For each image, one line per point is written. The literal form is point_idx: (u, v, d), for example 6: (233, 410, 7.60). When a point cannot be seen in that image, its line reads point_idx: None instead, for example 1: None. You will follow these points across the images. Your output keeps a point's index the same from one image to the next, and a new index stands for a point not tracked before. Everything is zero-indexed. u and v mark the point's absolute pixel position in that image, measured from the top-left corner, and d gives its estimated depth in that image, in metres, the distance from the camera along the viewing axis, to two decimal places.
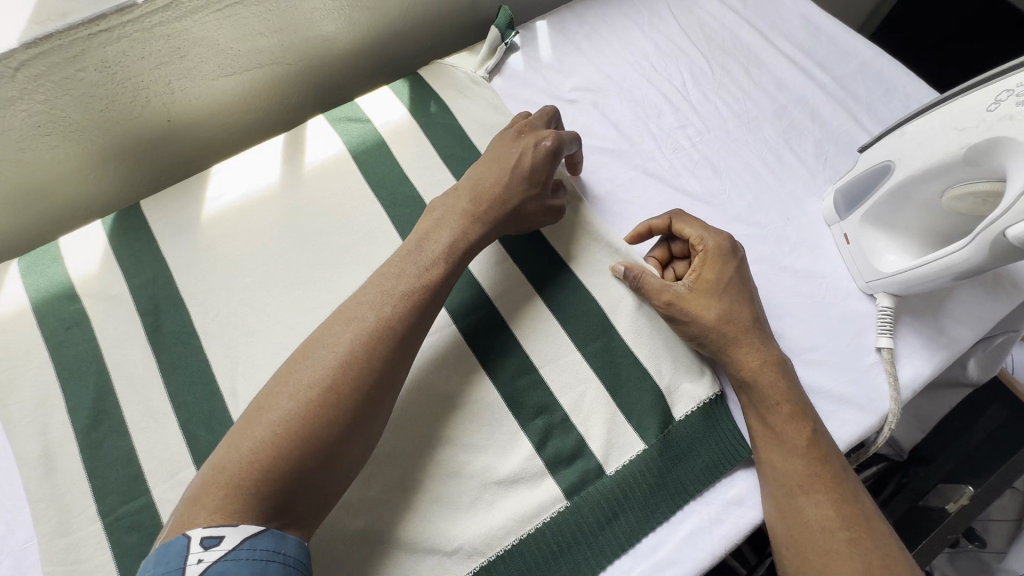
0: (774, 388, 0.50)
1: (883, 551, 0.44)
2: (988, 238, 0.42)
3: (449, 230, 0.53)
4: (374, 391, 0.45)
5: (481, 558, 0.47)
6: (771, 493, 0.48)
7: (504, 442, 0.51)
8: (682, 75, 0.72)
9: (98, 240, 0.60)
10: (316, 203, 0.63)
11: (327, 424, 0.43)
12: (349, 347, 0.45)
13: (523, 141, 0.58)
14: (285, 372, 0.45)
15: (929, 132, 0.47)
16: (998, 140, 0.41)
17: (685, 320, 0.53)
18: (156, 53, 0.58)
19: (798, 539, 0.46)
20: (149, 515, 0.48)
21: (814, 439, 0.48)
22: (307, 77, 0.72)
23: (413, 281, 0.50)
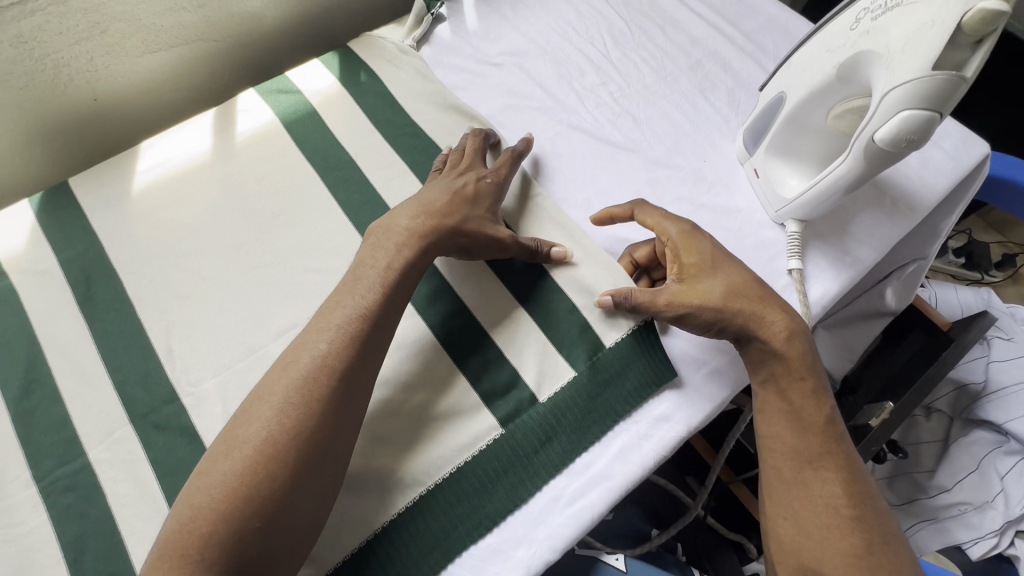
0: (800, 365, 0.51)
1: (882, 529, 0.48)
2: (863, 145, 0.45)
3: (388, 251, 0.52)
4: (316, 435, 0.44)
5: (420, 488, 0.49)
6: (779, 466, 0.51)
7: (440, 379, 0.53)
8: (603, 38, 0.76)
9: (25, 218, 0.60)
10: (248, 172, 0.64)
11: (270, 478, 0.42)
12: (285, 397, 0.44)
13: (467, 175, 0.58)
14: (228, 431, 0.45)
15: (810, 59, 0.51)
16: (860, 54, 0.45)
17: (695, 313, 0.51)
18: (74, 28, 0.58)
19: (798, 510, 0.49)
20: (85, 475, 0.49)
21: (827, 419, 0.51)
22: (236, 54, 0.73)
23: (351, 319, 0.48)
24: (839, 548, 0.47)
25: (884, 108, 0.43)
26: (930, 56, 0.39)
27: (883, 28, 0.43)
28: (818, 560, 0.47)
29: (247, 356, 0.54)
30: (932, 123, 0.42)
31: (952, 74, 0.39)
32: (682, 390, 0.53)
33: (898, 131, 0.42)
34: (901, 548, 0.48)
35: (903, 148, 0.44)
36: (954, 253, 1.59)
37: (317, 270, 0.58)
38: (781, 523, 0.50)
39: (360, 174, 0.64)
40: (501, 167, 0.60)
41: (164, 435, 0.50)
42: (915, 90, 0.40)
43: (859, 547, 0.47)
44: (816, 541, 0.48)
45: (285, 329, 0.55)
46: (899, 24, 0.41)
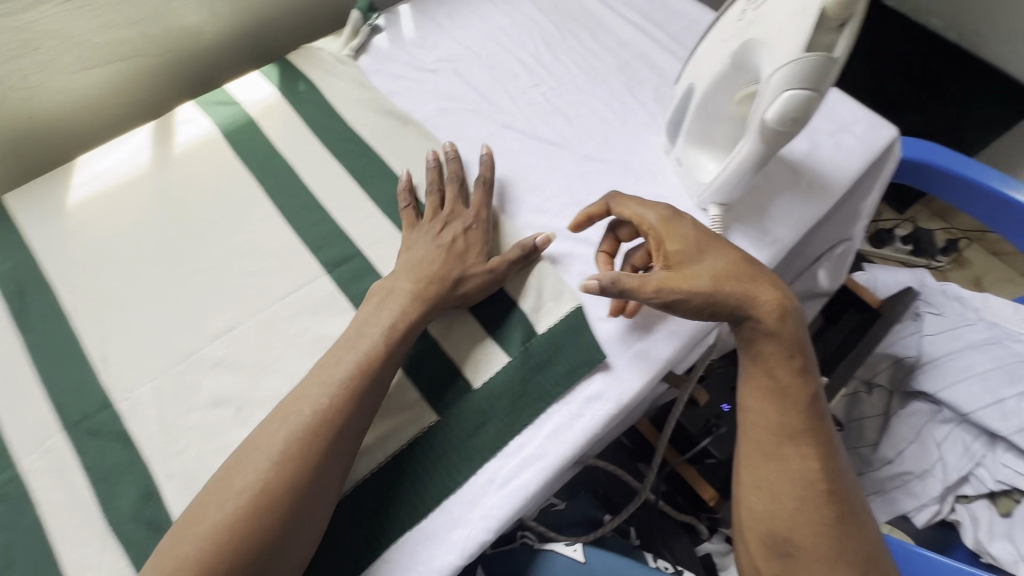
0: (788, 344, 0.50)
1: (851, 504, 0.49)
2: (759, 126, 0.48)
3: (390, 313, 0.53)
4: (308, 488, 0.45)
5: (356, 477, 0.50)
6: (759, 441, 0.51)
7: None
8: (535, 42, 0.79)
9: None
10: (187, 181, 0.65)
11: (258, 529, 0.43)
12: (282, 447, 0.46)
13: (452, 226, 0.60)
14: (220, 478, 0.46)
15: (711, 50, 0.55)
16: (747, 42, 0.49)
17: (689, 295, 0.49)
18: (5, 46, 0.59)
19: (775, 484, 0.49)
20: (16, 485, 0.48)
21: (812, 399, 0.50)
22: (176, 68, 0.74)
23: (350, 373, 0.49)
24: (810, 518, 0.48)
25: (771, 90, 0.46)
26: (800, 37, 0.43)
27: (763, 16, 0.47)
28: (788, 531, 0.48)
29: (183, 359, 0.54)
30: (811, 101, 0.45)
31: (822, 54, 0.43)
32: (612, 371, 0.55)
33: (784, 108, 0.46)
34: (866, 520, 0.50)
35: (791, 125, 0.47)
36: (902, 240, 1.65)
37: (255, 273, 0.59)
38: (755, 493, 0.50)
39: (297, 179, 0.66)
40: (478, 201, 0.62)
41: (98, 440, 0.50)
42: (792, 68, 0.44)
43: (829, 518, 0.48)
44: (788, 512, 0.48)
45: (222, 331, 0.56)
46: (776, 14, 0.46)
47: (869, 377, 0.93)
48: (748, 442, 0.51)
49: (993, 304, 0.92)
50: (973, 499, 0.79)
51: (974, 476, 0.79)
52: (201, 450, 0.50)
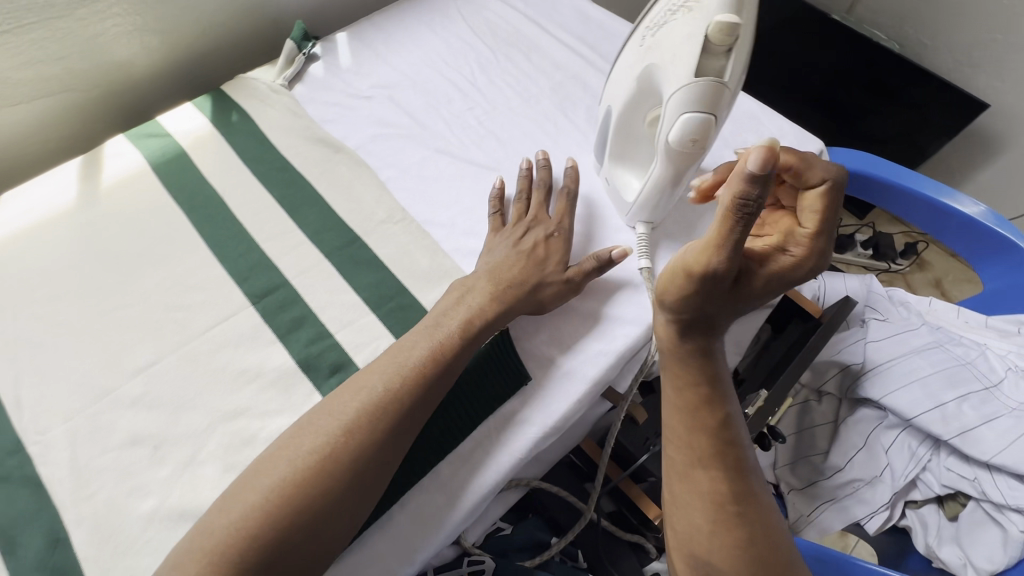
0: (690, 370, 0.51)
1: (765, 525, 0.48)
2: (664, 149, 0.49)
3: (467, 309, 0.55)
4: (373, 456, 0.47)
5: None
6: (673, 461, 0.52)
7: (299, 403, 0.54)
8: (471, 67, 0.80)
9: None
10: (114, 214, 0.64)
11: (315, 490, 0.45)
12: (354, 416, 0.48)
13: (534, 232, 0.61)
14: (289, 438, 0.48)
15: (622, 72, 0.56)
16: (649, 66, 0.50)
17: (711, 289, 0.45)
18: None
19: (687, 503, 0.50)
20: None
21: (722, 422, 0.50)
22: (106, 102, 0.74)
23: (426, 352, 0.52)
24: (722, 540, 0.47)
25: (670, 114, 0.47)
26: (690, 65, 0.45)
27: (658, 45, 0.49)
28: (701, 551, 0.48)
29: (100, 398, 0.53)
30: (709, 124, 0.46)
31: (713, 79, 0.45)
32: (538, 395, 0.55)
33: (684, 130, 0.47)
34: (783, 539, 0.48)
35: (694, 147, 0.48)
36: (862, 245, 1.69)
37: (178, 306, 0.59)
38: (674, 512, 0.51)
39: (227, 210, 0.65)
40: (562, 210, 0.63)
41: (6, 486, 0.49)
42: (688, 94, 0.45)
43: (742, 539, 0.47)
44: (701, 532, 0.48)
45: (142, 367, 0.55)
46: (669, 39, 0.47)
47: (818, 385, 0.93)
48: (667, 462, 0.53)
49: (938, 308, 0.96)
50: (921, 505, 0.81)
51: (921, 481, 0.80)
52: (113, 492, 0.49)
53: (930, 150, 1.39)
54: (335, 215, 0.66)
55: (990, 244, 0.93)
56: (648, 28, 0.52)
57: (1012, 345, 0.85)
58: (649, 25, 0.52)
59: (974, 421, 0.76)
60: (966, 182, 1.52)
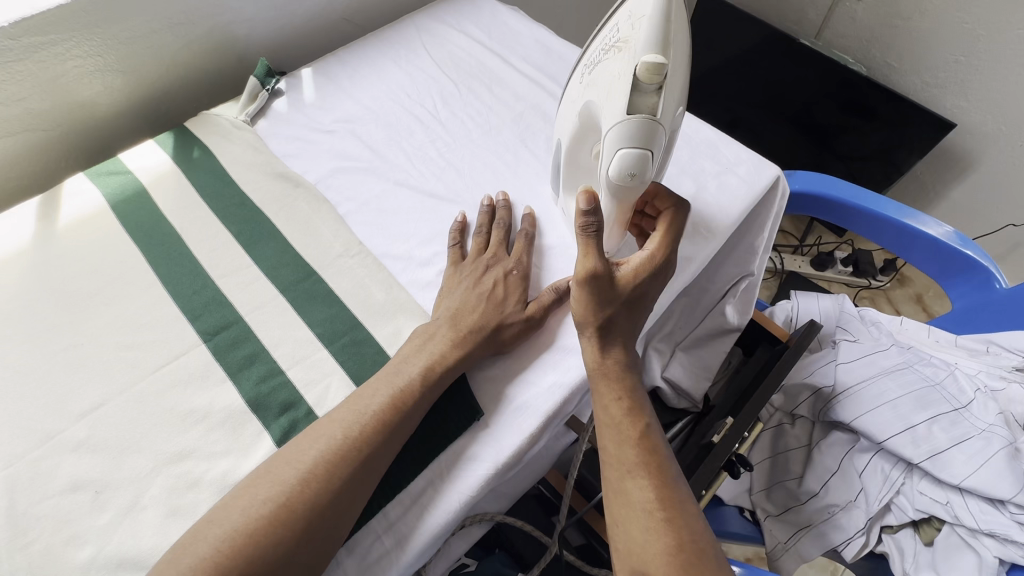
0: (613, 385, 0.52)
1: (693, 529, 0.47)
2: (606, 184, 0.50)
3: (428, 355, 0.55)
4: (331, 503, 0.47)
5: None
6: (605, 477, 0.51)
7: (247, 444, 0.53)
8: (433, 99, 0.81)
9: None
10: (70, 253, 0.64)
11: (271, 542, 0.44)
12: (313, 463, 0.48)
13: (493, 270, 0.62)
14: (246, 485, 0.47)
15: (570, 106, 0.57)
16: (592, 103, 0.52)
17: (601, 292, 0.51)
18: None
19: (621, 517, 0.48)
20: None
21: (644, 432, 0.51)
22: (69, 140, 0.75)
23: (389, 396, 0.52)
24: (656, 549, 0.46)
25: (608, 149, 0.48)
26: (622, 100, 0.46)
27: (597, 81, 0.51)
28: (643, 565, 0.46)
29: (43, 443, 0.52)
30: (646, 160, 0.47)
31: (646, 116, 0.46)
32: (490, 429, 0.55)
33: (617, 166, 0.47)
34: (708, 545, 0.47)
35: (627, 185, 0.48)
36: (842, 262, 1.70)
37: (129, 346, 0.58)
38: (614, 531, 0.49)
39: (183, 246, 0.66)
40: (522, 246, 0.64)
41: None
42: (621, 126, 0.46)
43: (672, 546, 0.46)
44: (640, 544, 0.47)
45: (88, 409, 0.54)
46: (607, 76, 0.49)
47: (791, 409, 0.92)
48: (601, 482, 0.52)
49: (909, 328, 0.96)
50: (897, 529, 0.79)
51: (895, 505, 0.79)
52: (52, 541, 0.48)
53: (902, 168, 1.42)
54: (292, 249, 0.66)
55: (956, 263, 0.94)
56: (588, 65, 0.54)
57: (980, 364, 0.85)
58: (590, 63, 0.54)
59: (944, 443, 0.76)
60: (939, 199, 1.54)
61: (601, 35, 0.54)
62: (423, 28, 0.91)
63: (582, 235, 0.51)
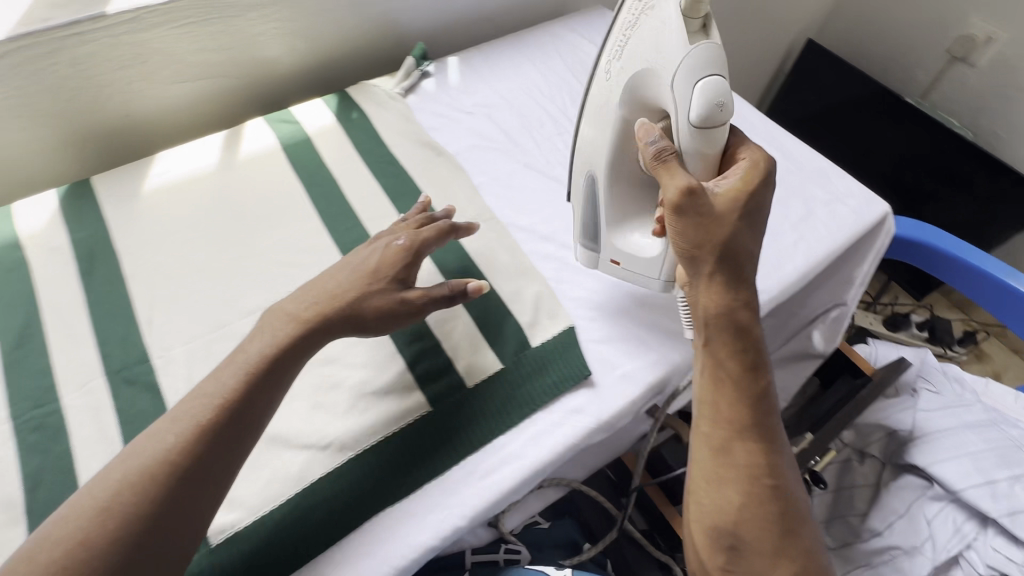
0: (731, 339, 0.53)
1: (791, 499, 0.51)
2: (687, 127, 0.53)
3: (274, 331, 0.52)
4: (193, 470, 0.44)
5: (350, 452, 0.54)
6: (709, 434, 0.53)
7: (383, 360, 0.60)
8: (563, 98, 0.89)
9: (52, 203, 0.70)
10: (245, 181, 0.75)
11: (139, 511, 0.42)
12: (178, 436, 0.45)
13: (372, 248, 0.58)
14: (112, 465, 0.44)
15: (597, 112, 0.61)
16: (630, 77, 0.56)
17: (704, 215, 0.52)
18: (120, 57, 0.72)
19: (720, 478, 0.51)
20: (56, 418, 0.54)
21: (759, 397, 0.53)
22: (251, 91, 0.86)
23: (231, 383, 0.48)
24: (754, 513, 0.50)
25: (680, 93, 0.52)
26: (679, 39, 0.51)
27: (638, 48, 0.55)
28: (736, 524, 0.50)
29: (216, 329, 0.61)
30: (723, 85, 0.51)
31: (708, 44, 0.51)
32: (596, 388, 0.60)
33: (700, 100, 0.51)
34: (801, 514, 0.51)
35: (713, 120, 0.51)
36: (918, 326, 1.66)
37: (290, 264, 0.67)
38: (706, 485, 0.52)
39: (339, 190, 0.75)
40: (425, 234, 0.59)
41: (131, 390, 0.57)
42: (691, 58, 0.51)
43: (771, 512, 0.50)
44: (735, 503, 0.50)
45: (252, 309, 0.63)
46: (647, 40, 0.54)
47: (862, 446, 0.92)
48: (699, 436, 0.54)
49: (995, 390, 0.95)
50: None
51: (964, 559, 0.77)
52: None
53: (992, 244, 1.39)
54: (431, 207, 0.74)
55: None
56: (619, 49, 0.57)
57: None
58: (618, 47, 0.57)
59: None
60: None
61: (621, 26, 0.58)
62: (560, 36, 0.99)
63: (658, 163, 0.53)
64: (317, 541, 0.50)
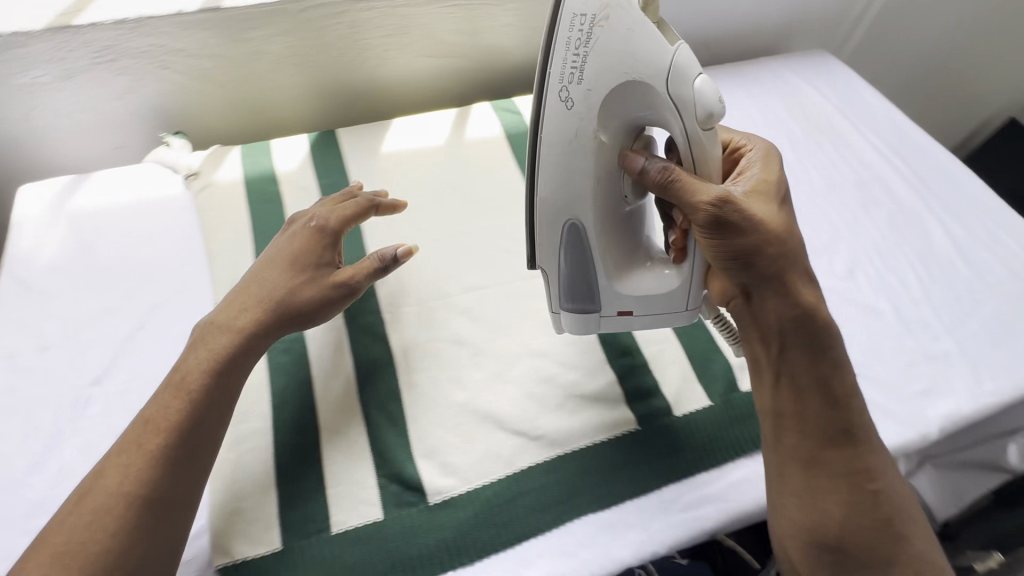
0: (809, 335, 0.51)
1: (896, 500, 0.51)
2: (695, 135, 0.48)
3: (213, 335, 0.51)
4: (165, 479, 0.44)
5: (558, 449, 0.55)
6: (793, 447, 0.52)
7: (593, 368, 0.61)
8: (781, 140, 0.86)
9: (303, 148, 0.76)
10: (470, 161, 0.78)
11: (113, 534, 0.41)
12: (139, 453, 0.44)
13: (291, 241, 0.58)
14: (75, 498, 0.43)
15: (566, 155, 0.48)
16: (611, 98, 0.46)
17: (748, 213, 0.50)
18: (387, 27, 0.77)
19: (815, 492, 0.50)
20: (300, 346, 0.59)
21: (844, 400, 0.51)
22: (478, 76, 0.90)
23: (176, 403, 0.47)
24: (858, 520, 0.50)
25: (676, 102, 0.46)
26: (655, 45, 0.45)
27: (606, 62, 0.45)
28: (839, 533, 0.50)
29: (440, 298, 0.64)
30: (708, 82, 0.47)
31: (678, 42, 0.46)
32: None
33: (703, 100, 0.46)
34: (909, 515, 0.51)
35: (717, 117, 0.47)
36: None
37: (508, 251, 0.69)
38: (799, 498, 0.51)
39: None
40: (343, 213, 0.60)
41: (364, 336, 0.61)
42: (679, 58, 0.45)
43: (874, 518, 0.50)
44: (832, 513, 0.50)
45: (473, 286, 0.65)
46: (614, 47, 0.45)
47: None
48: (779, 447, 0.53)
49: None
50: None
51: None
52: (438, 375, 0.59)
53: None
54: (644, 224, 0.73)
55: None
56: (575, 72, 0.45)
57: None
58: (572, 69, 0.45)
59: None
60: None
61: (566, 45, 0.45)
62: (780, 75, 0.96)
63: (680, 181, 0.49)
64: (520, 530, 0.51)
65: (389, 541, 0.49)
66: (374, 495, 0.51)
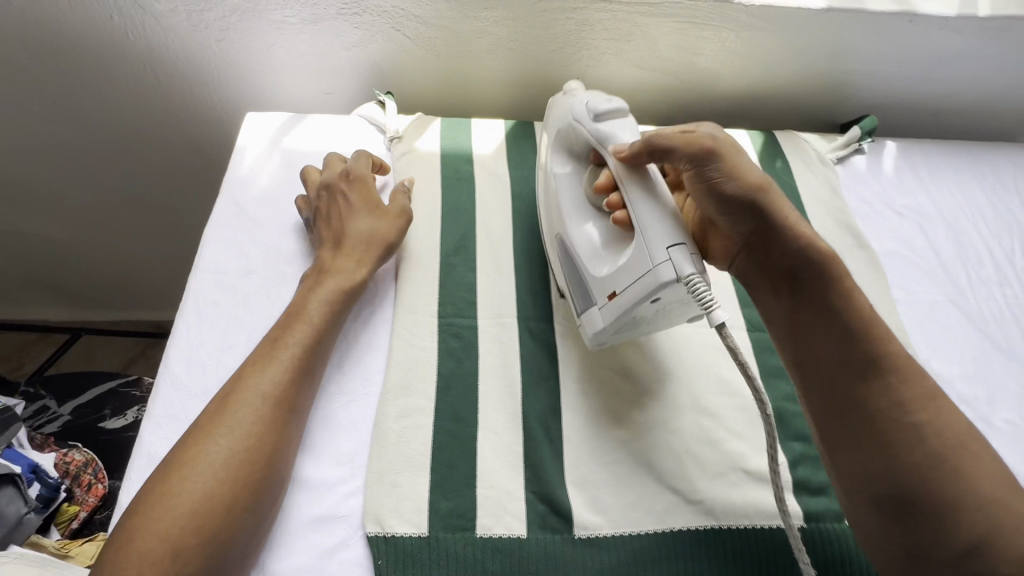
0: (812, 259, 0.48)
1: (953, 429, 0.44)
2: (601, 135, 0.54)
3: (313, 272, 0.57)
4: (299, 402, 0.49)
5: (713, 521, 0.51)
6: (818, 412, 0.49)
7: (760, 443, 0.56)
8: (1012, 243, 0.75)
9: (500, 135, 0.76)
10: None
11: (265, 446, 0.46)
12: (278, 374, 0.49)
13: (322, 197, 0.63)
14: (218, 407, 0.46)
15: (554, 200, 0.60)
16: (562, 151, 0.61)
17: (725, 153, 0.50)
18: (614, 31, 0.75)
19: (852, 441, 0.46)
20: (470, 335, 0.59)
21: (856, 336, 0.47)
22: (683, 98, 0.85)
23: (307, 334, 0.52)
24: (912, 458, 0.43)
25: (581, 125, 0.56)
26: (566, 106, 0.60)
27: (553, 126, 0.62)
28: (894, 480, 0.44)
29: None
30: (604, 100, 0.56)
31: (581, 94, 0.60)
32: None
33: (595, 109, 0.55)
34: (974, 448, 0.44)
35: (609, 113, 0.55)
36: None
37: None
38: (839, 452, 0.47)
39: None
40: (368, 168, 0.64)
41: (533, 342, 0.60)
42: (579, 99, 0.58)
43: (929, 453, 0.43)
44: (883, 457, 0.44)
45: None
46: (556, 120, 0.61)
47: None
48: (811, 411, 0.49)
49: None
50: None
51: None
52: (600, 404, 0.56)
53: None
54: None
55: None
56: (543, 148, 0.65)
57: None
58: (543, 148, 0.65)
59: None
60: None
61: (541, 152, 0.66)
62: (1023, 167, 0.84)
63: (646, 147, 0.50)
64: None
65: (531, 561, 0.48)
66: (521, 510, 0.51)
